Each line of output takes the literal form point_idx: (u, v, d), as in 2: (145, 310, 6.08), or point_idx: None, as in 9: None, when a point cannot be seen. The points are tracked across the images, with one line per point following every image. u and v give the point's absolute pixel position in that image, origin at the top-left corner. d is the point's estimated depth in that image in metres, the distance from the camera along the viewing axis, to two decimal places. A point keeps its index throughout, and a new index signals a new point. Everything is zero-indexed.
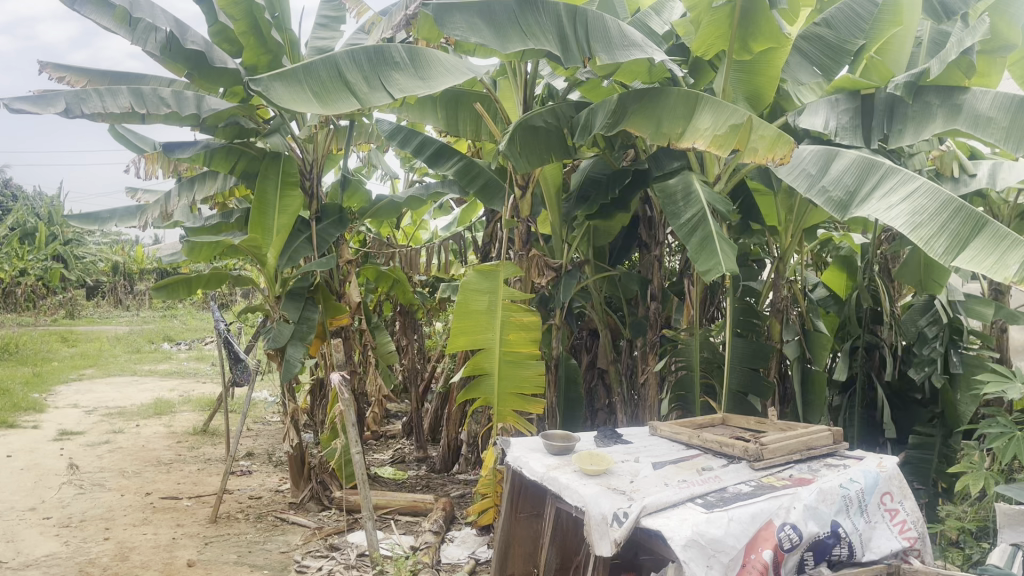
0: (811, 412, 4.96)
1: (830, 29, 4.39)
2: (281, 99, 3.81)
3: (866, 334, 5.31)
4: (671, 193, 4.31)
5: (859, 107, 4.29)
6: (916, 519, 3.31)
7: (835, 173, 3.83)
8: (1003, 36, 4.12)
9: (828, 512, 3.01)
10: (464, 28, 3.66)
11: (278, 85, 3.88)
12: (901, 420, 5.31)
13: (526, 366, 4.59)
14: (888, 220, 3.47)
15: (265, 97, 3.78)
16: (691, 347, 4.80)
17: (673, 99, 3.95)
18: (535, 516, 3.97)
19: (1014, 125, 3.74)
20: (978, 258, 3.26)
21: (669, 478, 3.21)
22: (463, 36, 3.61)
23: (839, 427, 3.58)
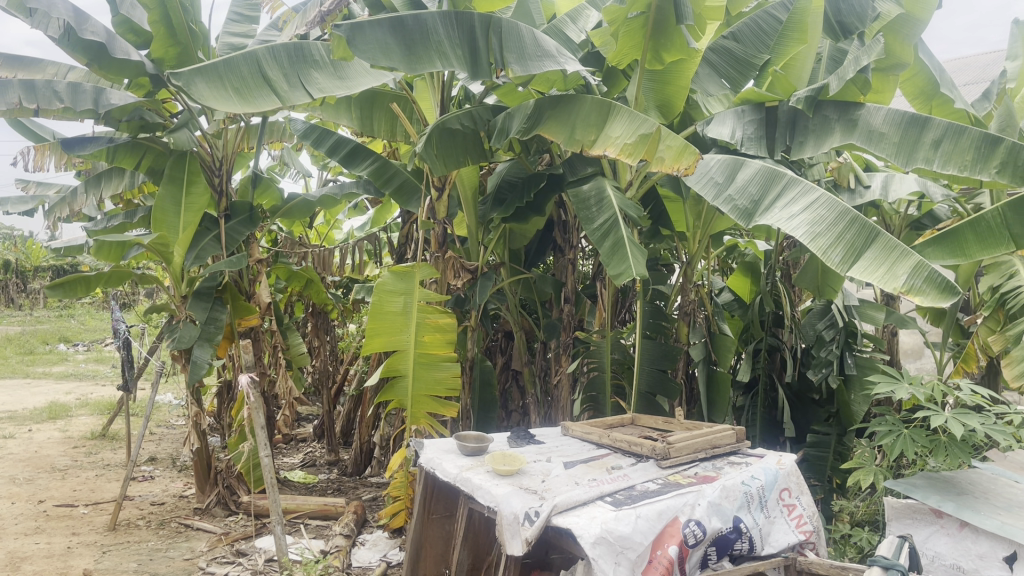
0: (715, 412, 5.14)
1: (737, 42, 4.52)
2: (202, 96, 3.68)
3: (768, 337, 5.52)
4: (585, 198, 4.39)
5: (763, 118, 4.44)
6: (812, 514, 3.49)
7: (741, 182, 3.97)
8: (897, 55, 4.37)
9: (730, 508, 3.15)
10: (377, 54, 3.55)
11: (199, 81, 3.72)
12: (800, 420, 5.50)
13: (440, 368, 4.60)
14: (790, 229, 3.63)
15: (186, 94, 3.63)
16: (602, 349, 4.89)
17: (587, 106, 4.02)
18: (447, 517, 3.98)
19: (905, 141, 4.02)
20: (871, 267, 3.46)
21: (579, 477, 3.27)
22: (375, 60, 3.51)
23: (742, 426, 3.72)
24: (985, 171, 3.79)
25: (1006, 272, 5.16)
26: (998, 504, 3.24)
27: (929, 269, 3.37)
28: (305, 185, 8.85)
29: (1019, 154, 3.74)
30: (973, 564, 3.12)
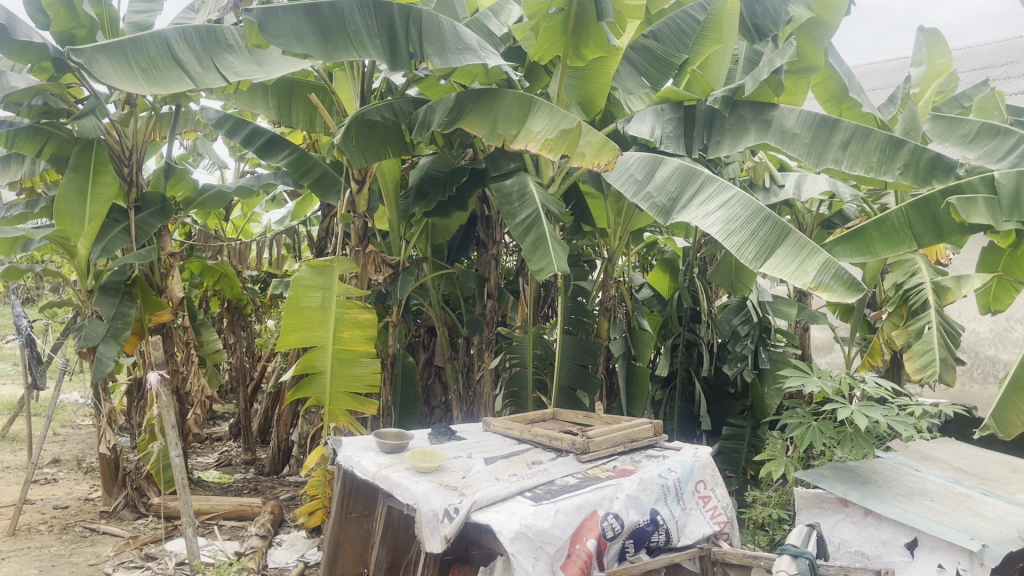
0: (634, 405, 5.21)
1: (656, 41, 4.57)
2: (107, 74, 3.43)
3: (685, 332, 5.63)
4: (507, 193, 4.39)
5: (682, 116, 4.51)
6: (726, 505, 3.58)
7: (659, 180, 4.01)
8: (808, 57, 4.48)
9: (647, 501, 3.20)
10: (288, 37, 3.47)
11: (103, 58, 3.48)
12: (716, 413, 5.67)
13: (359, 365, 4.53)
14: (705, 227, 3.70)
15: (88, 71, 3.37)
16: (524, 344, 4.89)
17: (508, 100, 4.02)
18: (366, 515, 3.92)
19: (816, 142, 4.16)
20: (782, 265, 3.56)
21: (500, 473, 3.26)
22: (289, 46, 3.44)
23: (660, 419, 3.78)
24: (890, 172, 4.07)
25: (909, 270, 5.42)
26: (900, 492, 3.37)
27: (836, 266, 3.49)
28: (221, 176, 8.57)
29: (920, 157, 4.07)
30: (876, 551, 3.23)
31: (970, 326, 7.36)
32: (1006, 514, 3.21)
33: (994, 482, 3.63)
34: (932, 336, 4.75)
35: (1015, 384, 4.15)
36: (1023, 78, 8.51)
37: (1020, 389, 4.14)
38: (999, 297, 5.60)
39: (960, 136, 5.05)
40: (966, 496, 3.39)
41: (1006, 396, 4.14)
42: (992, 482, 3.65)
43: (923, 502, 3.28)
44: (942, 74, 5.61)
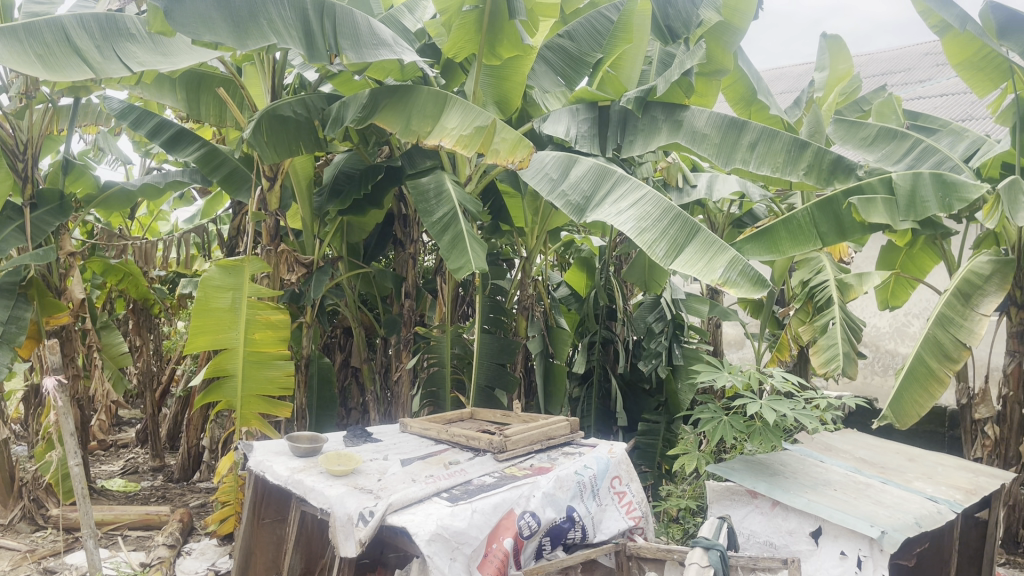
0: (551, 402, 5.32)
1: (571, 41, 4.58)
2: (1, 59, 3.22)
3: (602, 329, 5.72)
4: (423, 190, 4.31)
5: (597, 116, 4.56)
6: (641, 500, 3.63)
7: (574, 178, 4.03)
8: (718, 61, 4.62)
9: (564, 498, 3.22)
10: (196, 24, 3.33)
11: None
12: (631, 408, 5.76)
13: (271, 367, 4.41)
14: (618, 225, 3.74)
15: None
16: (442, 344, 4.85)
17: (423, 97, 3.98)
18: (279, 521, 3.82)
19: (724, 143, 4.27)
20: (692, 261, 3.63)
21: (416, 474, 3.23)
22: (197, 34, 3.28)
23: (576, 417, 3.80)
24: (794, 172, 4.20)
25: (815, 268, 5.63)
26: (806, 482, 3.49)
27: (744, 263, 3.58)
28: (124, 173, 8.24)
29: (823, 158, 4.23)
30: (783, 541, 3.33)
31: (871, 321, 7.68)
32: (903, 501, 3.35)
33: (892, 471, 3.78)
34: (836, 332, 4.94)
35: (911, 376, 4.34)
36: (919, 85, 8.94)
37: (916, 381, 4.33)
38: (896, 293, 5.86)
39: (861, 139, 5.27)
40: (867, 485, 3.53)
41: (903, 388, 4.30)
42: (891, 470, 3.81)
43: (826, 492, 3.39)
44: (844, 78, 5.85)
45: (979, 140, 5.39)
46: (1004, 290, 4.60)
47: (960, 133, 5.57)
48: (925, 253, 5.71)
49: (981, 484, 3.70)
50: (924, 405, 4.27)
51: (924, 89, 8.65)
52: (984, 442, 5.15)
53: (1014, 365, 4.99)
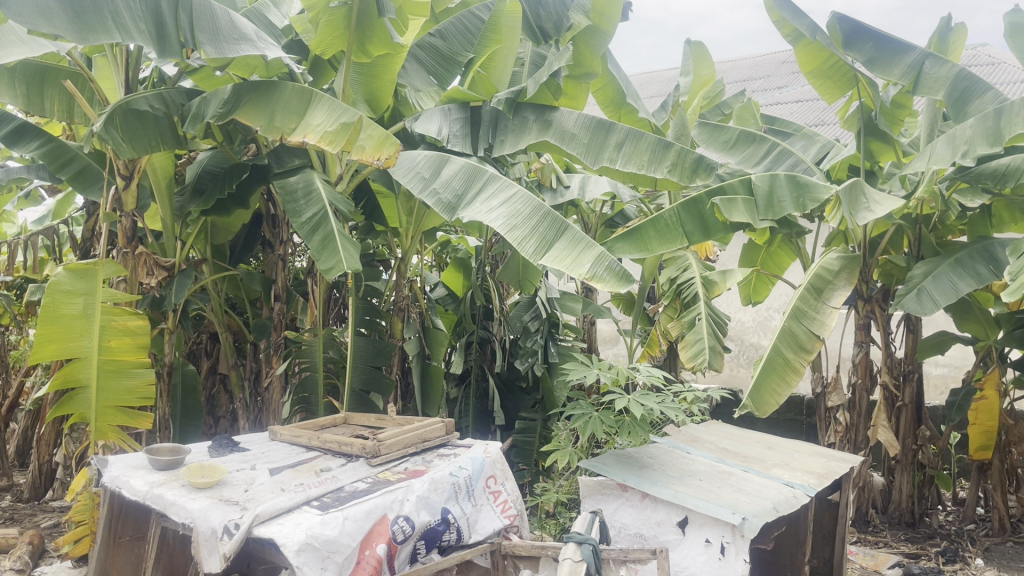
0: (429, 404, 5.14)
1: (442, 40, 4.56)
2: None
3: (478, 329, 5.72)
4: (291, 189, 4.18)
5: (468, 117, 4.53)
6: (515, 498, 3.65)
7: (445, 177, 4.00)
8: (586, 64, 4.73)
9: (438, 500, 3.20)
10: (32, 13, 3.10)
11: None
12: (509, 407, 5.78)
13: (129, 376, 4.17)
14: (488, 222, 3.75)
15: None
16: (314, 348, 4.66)
17: (287, 92, 3.87)
18: (138, 539, 3.62)
19: (593, 142, 4.35)
20: (561, 257, 3.69)
21: (285, 483, 3.13)
22: (35, 24, 3.06)
23: (451, 418, 3.78)
24: (659, 169, 4.33)
25: (682, 266, 5.84)
26: (673, 474, 3.60)
27: (610, 259, 3.67)
28: None
29: (686, 156, 4.35)
30: (653, 531, 3.43)
31: (736, 316, 8.04)
32: (762, 488, 3.52)
33: (753, 459, 3.96)
34: (702, 326, 5.13)
35: (769, 367, 4.54)
36: (777, 91, 9.41)
37: (775, 371, 4.54)
38: (758, 289, 6.12)
39: (723, 141, 5.44)
40: (730, 474, 3.68)
41: (764, 377, 4.50)
42: (752, 458, 3.99)
43: (692, 482, 3.52)
44: (706, 84, 6.07)
45: (828, 143, 5.76)
46: (851, 284, 4.91)
47: (811, 137, 5.90)
48: (783, 252, 6.03)
49: (832, 468, 3.93)
50: (781, 394, 4.49)
51: (782, 95, 9.12)
52: (836, 427, 5.42)
53: (862, 355, 5.31)
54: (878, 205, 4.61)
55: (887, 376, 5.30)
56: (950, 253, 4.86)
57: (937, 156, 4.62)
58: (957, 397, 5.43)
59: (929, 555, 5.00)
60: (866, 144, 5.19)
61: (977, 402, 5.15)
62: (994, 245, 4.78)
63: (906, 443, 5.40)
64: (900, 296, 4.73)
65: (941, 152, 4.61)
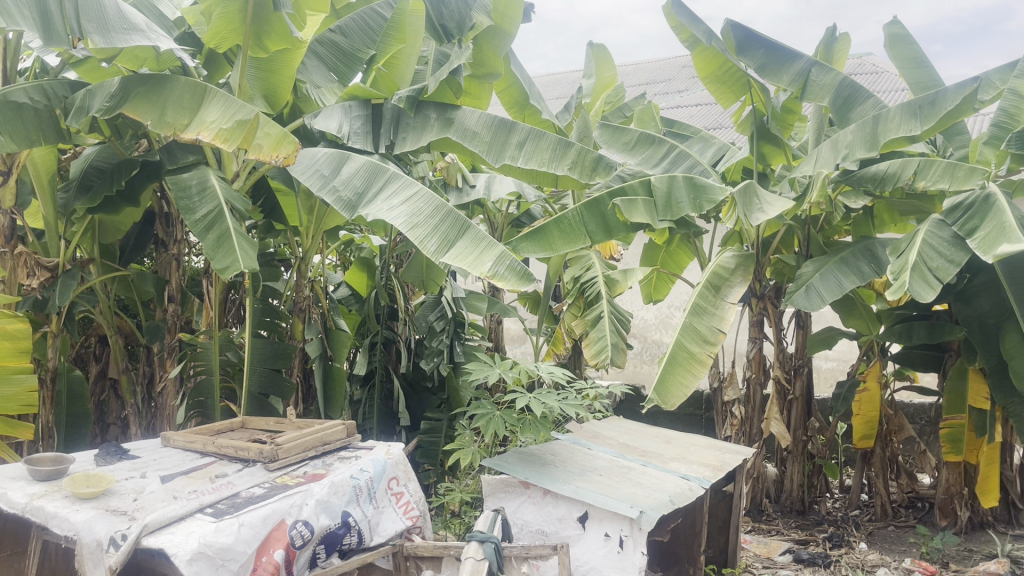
0: (330, 407, 5.04)
1: (343, 36, 4.52)
2: None
3: (383, 330, 5.59)
4: (184, 186, 4.02)
5: (370, 114, 4.46)
6: (418, 499, 3.61)
7: (346, 175, 3.94)
8: (489, 63, 4.72)
9: (338, 503, 3.14)
10: None
11: None
12: (414, 407, 5.74)
13: (10, 383, 3.93)
14: (389, 219, 3.72)
15: None
16: (209, 351, 4.50)
17: (179, 87, 3.73)
18: (17, 553, 3.45)
19: (495, 140, 4.37)
20: (462, 255, 3.69)
21: (178, 491, 3.02)
22: None
23: (352, 419, 3.72)
24: (560, 167, 4.39)
25: (585, 265, 5.91)
26: (574, 470, 3.65)
27: (510, 257, 3.69)
28: None
29: (586, 155, 4.45)
30: (554, 527, 3.47)
31: (639, 314, 8.22)
32: (660, 481, 3.61)
33: (651, 454, 4.05)
34: (605, 324, 5.23)
35: (673, 361, 4.65)
36: (678, 95, 9.67)
37: (677, 365, 4.64)
38: (659, 288, 6.26)
39: (624, 143, 5.54)
40: (628, 468, 3.76)
41: (666, 372, 4.60)
42: (650, 453, 4.08)
43: (592, 477, 3.58)
44: (609, 86, 6.18)
45: (724, 147, 5.95)
46: (746, 281, 5.09)
47: (708, 139, 6.08)
48: (682, 251, 6.21)
49: (726, 460, 4.07)
50: (687, 386, 4.59)
51: (682, 99, 9.38)
52: (731, 421, 5.65)
53: (755, 351, 5.50)
54: (770, 206, 4.81)
55: (778, 371, 5.54)
56: (835, 252, 5.09)
57: (821, 161, 4.86)
58: (842, 389, 5.57)
59: (817, 541, 5.23)
60: (759, 148, 5.44)
61: (860, 394, 5.49)
62: (874, 246, 5.06)
63: (797, 434, 5.63)
64: (789, 294, 4.88)
65: (825, 156, 4.85)
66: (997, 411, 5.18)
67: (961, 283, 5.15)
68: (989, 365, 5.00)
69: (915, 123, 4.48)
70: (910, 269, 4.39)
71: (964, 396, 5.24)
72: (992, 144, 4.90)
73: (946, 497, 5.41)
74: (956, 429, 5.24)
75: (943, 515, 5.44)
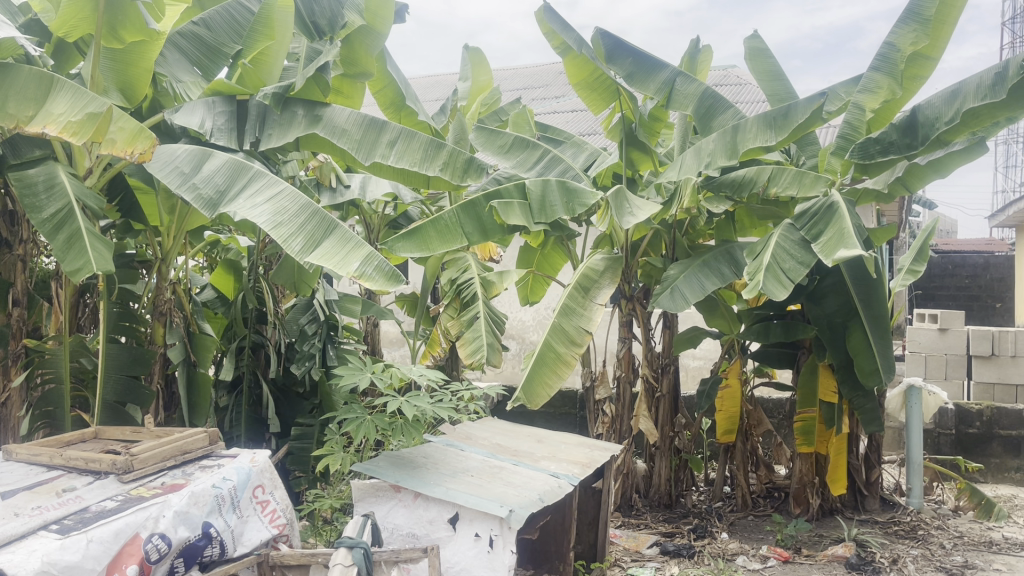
0: (195, 414, 4.84)
1: (207, 29, 4.33)
2: None
3: (251, 334, 5.44)
4: (29, 182, 3.73)
5: (234, 110, 4.32)
6: (285, 506, 3.50)
7: (206, 172, 3.80)
8: (360, 63, 4.71)
9: (199, 514, 3.01)
10: None
11: None
12: (285, 412, 5.62)
13: None
14: (252, 218, 3.62)
15: None
16: (59, 358, 4.21)
17: (22, 77, 3.48)
18: None
19: (365, 139, 4.32)
20: (328, 254, 3.63)
21: (19, 507, 2.81)
22: None
23: (215, 427, 3.58)
24: (431, 168, 4.40)
25: (461, 267, 5.92)
26: (445, 472, 3.65)
27: (377, 257, 3.66)
28: None
29: (458, 156, 4.47)
30: (424, 530, 3.45)
31: (516, 315, 8.34)
32: (530, 480, 3.66)
33: (523, 453, 4.10)
34: (480, 325, 5.27)
35: (541, 361, 4.74)
36: (555, 100, 9.88)
37: (545, 364, 4.74)
38: (534, 290, 6.34)
39: (498, 146, 5.58)
40: (500, 468, 3.79)
41: (536, 370, 4.71)
42: (522, 453, 4.13)
43: (463, 478, 3.59)
44: (484, 90, 6.30)
45: (596, 152, 6.10)
46: (614, 282, 5.24)
47: (580, 145, 6.20)
48: (556, 254, 6.30)
49: (595, 458, 4.17)
50: (553, 386, 4.70)
51: (559, 105, 9.58)
52: (603, 419, 5.83)
53: (625, 350, 5.73)
54: (639, 211, 4.96)
55: (646, 369, 5.74)
56: (699, 254, 5.33)
57: (685, 168, 5.08)
58: (707, 386, 5.88)
59: (682, 533, 5.44)
60: (627, 154, 5.58)
61: (723, 390, 5.75)
62: (734, 250, 5.32)
63: (665, 431, 5.84)
64: (655, 295, 5.07)
65: (689, 163, 5.07)
66: (844, 405, 5.55)
67: (812, 285, 5.45)
68: (838, 360, 5.37)
69: (770, 134, 4.73)
70: (764, 269, 4.65)
71: (815, 392, 5.59)
72: (839, 154, 5.25)
73: (799, 487, 5.72)
74: (809, 422, 5.60)
75: (797, 503, 5.75)
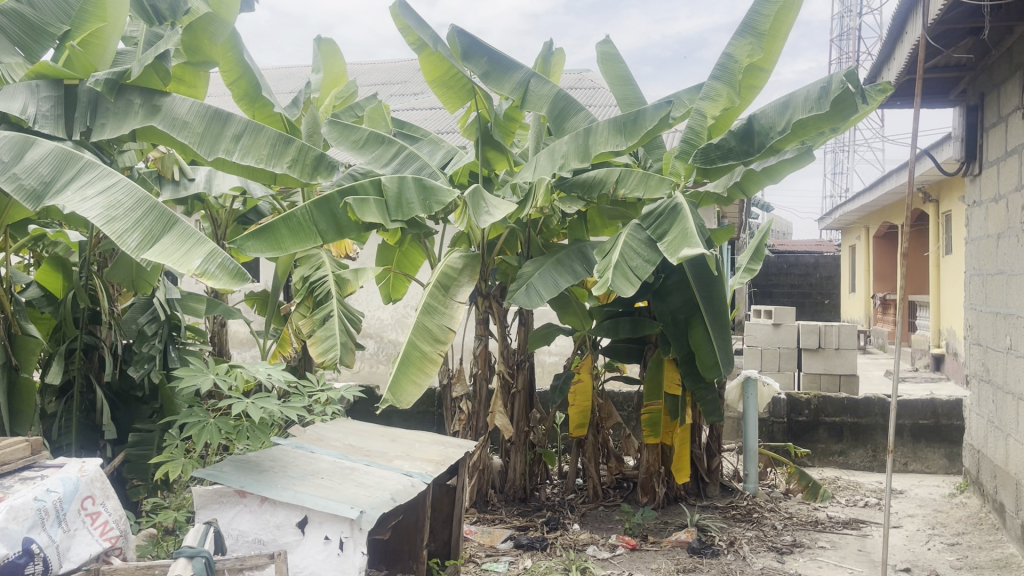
0: (17, 422, 4.47)
1: (31, 7, 4.03)
2: None
3: (83, 335, 5.09)
4: None
5: (61, 96, 4.01)
6: (118, 517, 3.29)
7: (29, 162, 3.51)
8: (204, 52, 4.44)
9: (19, 530, 2.78)
10: None
11: None
12: (120, 419, 5.27)
13: None
14: (80, 211, 3.39)
15: None
16: None
17: None
18: None
19: (208, 133, 4.13)
20: (167, 252, 3.46)
21: None
22: None
23: (37, 436, 3.32)
24: (279, 164, 4.30)
25: (314, 264, 5.82)
26: (293, 475, 3.55)
27: (221, 255, 3.52)
28: None
29: (307, 154, 4.40)
30: (271, 535, 3.34)
31: (375, 314, 8.27)
32: (382, 480, 3.62)
33: (375, 453, 4.05)
34: (334, 323, 5.17)
35: (406, 361, 4.68)
36: (413, 97, 9.86)
37: (411, 365, 4.68)
38: (395, 288, 6.29)
39: (353, 141, 5.48)
40: (351, 469, 3.72)
41: (400, 370, 4.64)
42: (374, 453, 4.08)
43: (312, 481, 3.50)
44: (337, 81, 6.18)
45: (452, 151, 6.14)
46: (472, 281, 5.27)
47: (437, 142, 6.21)
48: (415, 251, 6.26)
49: (448, 455, 4.18)
50: (422, 384, 4.66)
51: (417, 102, 9.57)
52: (459, 416, 5.83)
53: (481, 347, 5.79)
54: (495, 211, 5.00)
55: (502, 366, 5.80)
56: (553, 253, 5.43)
57: (540, 168, 5.15)
58: (560, 381, 6.00)
59: (536, 526, 5.54)
60: (483, 153, 5.67)
61: (575, 385, 5.92)
62: (586, 248, 5.47)
63: (520, 426, 5.94)
64: (512, 292, 5.13)
65: (543, 165, 5.14)
66: (687, 396, 5.86)
67: (657, 283, 5.67)
68: (680, 354, 5.62)
69: (621, 138, 4.89)
70: (613, 267, 4.80)
71: (661, 384, 5.83)
72: (682, 158, 5.50)
73: (646, 476, 5.97)
74: (654, 414, 5.81)
75: (644, 492, 5.99)
